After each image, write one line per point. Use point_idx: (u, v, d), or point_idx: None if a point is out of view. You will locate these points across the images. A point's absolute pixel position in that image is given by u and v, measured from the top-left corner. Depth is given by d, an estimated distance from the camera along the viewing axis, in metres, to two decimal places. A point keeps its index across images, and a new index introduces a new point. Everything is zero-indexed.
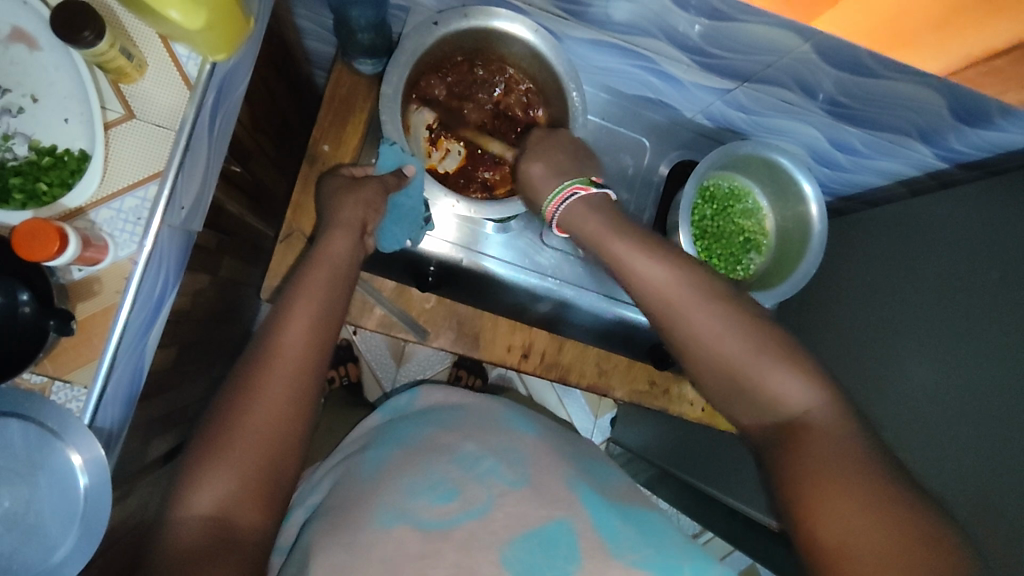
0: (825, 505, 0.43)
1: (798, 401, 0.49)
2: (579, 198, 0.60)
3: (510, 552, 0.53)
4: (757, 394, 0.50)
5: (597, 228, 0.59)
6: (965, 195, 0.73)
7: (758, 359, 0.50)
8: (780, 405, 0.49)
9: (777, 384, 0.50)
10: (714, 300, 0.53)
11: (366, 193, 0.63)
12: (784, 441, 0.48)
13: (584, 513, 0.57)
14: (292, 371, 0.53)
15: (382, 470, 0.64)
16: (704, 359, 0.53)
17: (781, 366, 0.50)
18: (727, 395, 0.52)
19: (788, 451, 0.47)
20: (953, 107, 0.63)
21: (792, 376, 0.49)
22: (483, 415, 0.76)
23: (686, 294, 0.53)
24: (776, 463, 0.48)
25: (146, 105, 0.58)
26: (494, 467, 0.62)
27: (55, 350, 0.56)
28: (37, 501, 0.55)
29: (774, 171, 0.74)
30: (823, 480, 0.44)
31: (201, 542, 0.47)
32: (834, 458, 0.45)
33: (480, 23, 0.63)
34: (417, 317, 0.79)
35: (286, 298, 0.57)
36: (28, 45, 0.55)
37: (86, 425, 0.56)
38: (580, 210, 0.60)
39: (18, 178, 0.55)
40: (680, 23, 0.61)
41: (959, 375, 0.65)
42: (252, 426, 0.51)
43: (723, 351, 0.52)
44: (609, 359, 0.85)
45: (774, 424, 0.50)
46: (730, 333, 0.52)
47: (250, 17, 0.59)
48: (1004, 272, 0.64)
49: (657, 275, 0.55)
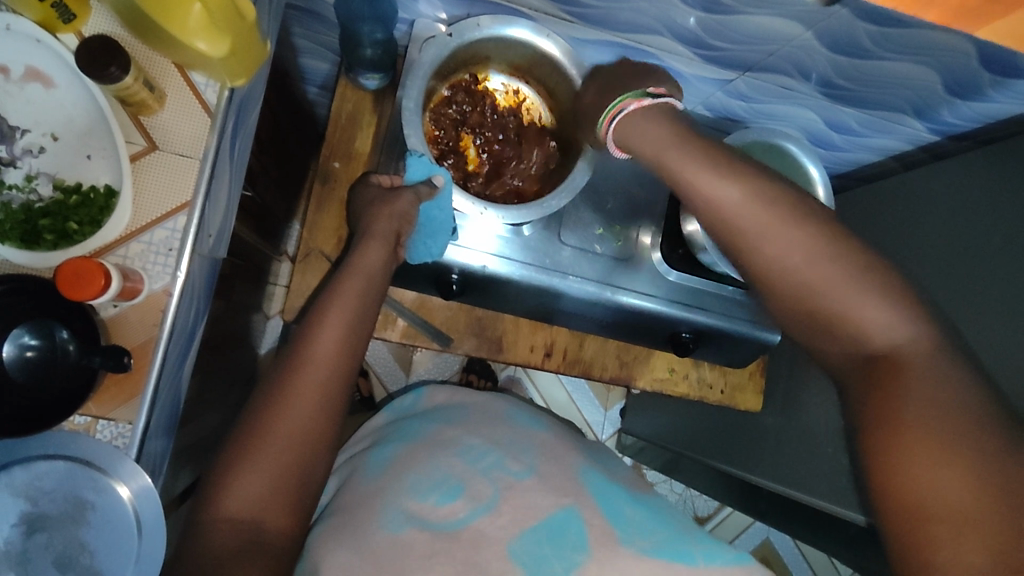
0: (921, 454, 0.41)
1: (895, 336, 0.46)
2: (635, 111, 0.58)
3: (519, 545, 0.54)
4: (845, 325, 0.48)
5: (660, 136, 0.55)
6: (961, 164, 0.75)
7: (851, 285, 0.47)
8: (872, 340, 0.47)
9: (867, 317, 0.47)
10: (795, 221, 0.49)
11: (399, 206, 0.64)
12: (872, 378, 0.46)
13: (589, 499, 0.59)
14: (325, 381, 0.54)
15: (388, 468, 0.65)
16: (790, 286, 0.49)
17: (878, 295, 0.47)
18: (815, 331, 0.50)
19: (886, 389, 0.45)
20: (948, 81, 0.66)
21: (891, 309, 0.47)
22: (487, 410, 0.77)
23: (761, 210, 0.50)
24: (862, 405, 0.47)
25: (167, 135, 0.58)
26: (499, 461, 0.63)
27: (100, 388, 0.56)
28: (90, 541, 0.54)
29: (780, 156, 0.77)
30: (925, 427, 0.42)
31: (230, 545, 0.48)
32: (945, 407, 0.42)
33: (494, 32, 0.64)
34: (440, 326, 0.85)
35: (313, 311, 0.57)
36: (42, 83, 0.55)
37: (132, 459, 0.55)
38: (647, 121, 0.57)
39: (47, 219, 0.54)
40: (680, 18, 0.62)
41: (965, 333, 0.68)
42: (295, 445, 0.52)
43: (811, 276, 0.48)
44: (629, 351, 0.92)
45: (861, 359, 0.48)
46: (819, 254, 0.48)
47: (265, 40, 0.59)
48: (1007, 235, 0.66)
49: (726, 197, 0.51)
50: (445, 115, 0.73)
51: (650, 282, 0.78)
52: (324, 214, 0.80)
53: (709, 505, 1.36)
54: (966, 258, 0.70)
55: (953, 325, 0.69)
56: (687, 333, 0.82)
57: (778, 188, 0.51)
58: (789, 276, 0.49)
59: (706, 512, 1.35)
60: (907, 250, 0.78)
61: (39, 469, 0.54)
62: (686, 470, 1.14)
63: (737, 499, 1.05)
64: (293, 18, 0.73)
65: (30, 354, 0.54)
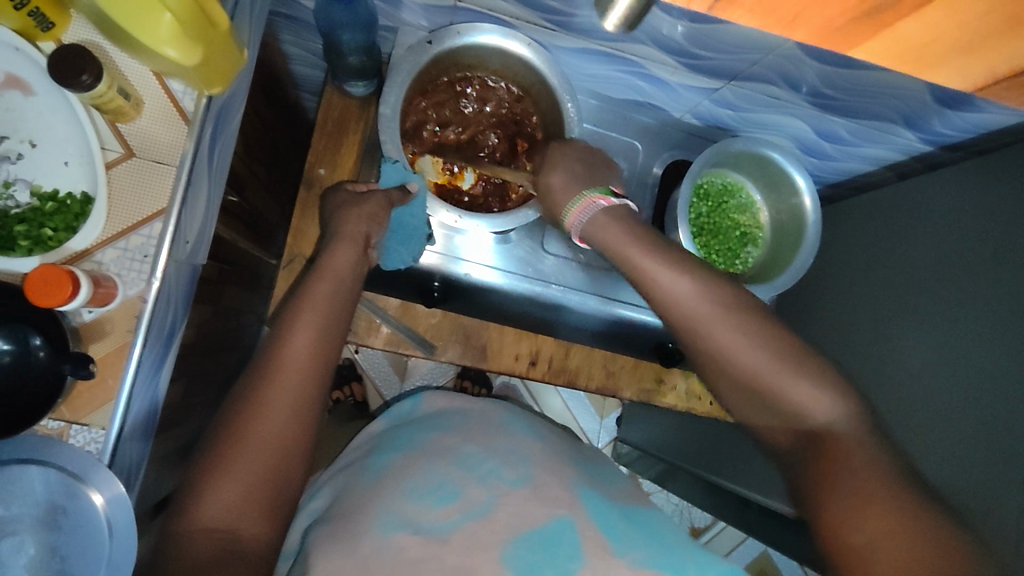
0: (851, 519, 0.43)
1: (824, 414, 0.48)
2: (604, 209, 0.59)
3: (511, 551, 0.54)
4: (779, 405, 0.50)
5: (620, 242, 0.58)
6: (953, 174, 0.74)
7: (785, 370, 0.49)
8: (807, 420, 0.49)
9: (800, 394, 0.49)
10: (738, 316, 0.52)
11: (368, 208, 0.64)
12: (810, 453, 0.48)
13: (584, 513, 0.58)
14: (294, 387, 0.54)
15: (384, 474, 0.65)
16: (731, 373, 0.52)
17: (804, 376, 0.49)
18: (752, 405, 0.52)
19: (819, 467, 0.47)
20: (935, 92, 0.65)
21: (823, 390, 0.48)
22: (483, 418, 0.76)
23: (706, 300, 0.52)
24: (807, 477, 0.47)
25: (145, 142, 0.58)
26: (496, 469, 0.62)
27: (73, 394, 0.56)
28: (61, 546, 0.55)
29: (766, 165, 0.75)
30: (856, 494, 0.44)
31: (206, 555, 0.47)
32: (871, 474, 0.44)
33: (473, 40, 0.64)
34: (424, 333, 0.84)
35: (284, 318, 0.57)
36: (22, 91, 0.55)
37: (105, 465, 0.55)
38: (603, 222, 0.59)
39: (22, 226, 0.54)
40: (664, 27, 0.62)
41: (953, 348, 0.66)
42: (263, 455, 0.52)
43: (743, 363, 0.51)
44: (617, 361, 0.90)
45: (800, 436, 0.49)
46: (749, 342, 0.51)
47: (243, 49, 0.60)
48: (996, 249, 0.64)
49: (681, 291, 0.53)
50: (430, 109, 0.71)
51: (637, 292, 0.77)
52: (309, 220, 0.80)
53: (705, 517, 1.34)
54: (957, 270, 0.68)
55: (941, 339, 0.67)
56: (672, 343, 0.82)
57: (732, 292, 0.54)
58: (731, 364, 0.51)
59: (701, 524, 1.33)
60: (898, 261, 0.77)
61: (12, 473, 0.54)
62: (680, 481, 1.13)
63: (728, 512, 1.03)
64: (280, 26, 0.73)
65: (3, 358, 0.54)
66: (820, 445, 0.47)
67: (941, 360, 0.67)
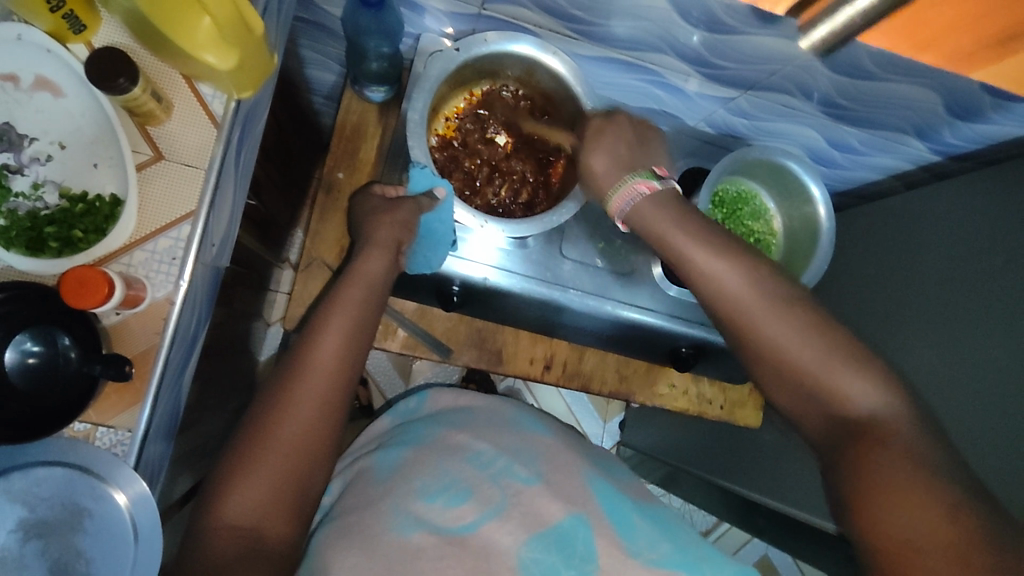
0: (884, 505, 0.45)
1: (869, 404, 0.50)
2: (646, 196, 0.58)
3: (528, 553, 0.54)
4: (825, 392, 0.51)
5: (665, 227, 0.58)
6: (963, 183, 0.76)
7: (835, 365, 0.51)
8: (851, 408, 0.50)
9: (845, 382, 0.51)
10: (783, 304, 0.54)
11: (402, 215, 0.65)
12: (851, 441, 0.49)
13: (597, 510, 0.59)
14: (322, 387, 0.54)
15: (395, 471, 0.65)
16: (779, 361, 0.53)
17: (856, 370, 0.51)
18: (794, 393, 0.53)
19: (859, 450, 0.48)
20: (949, 103, 0.67)
21: (871, 383, 0.50)
22: (492, 415, 0.77)
23: (755, 294, 0.54)
24: (842, 460, 0.49)
25: (173, 145, 0.58)
26: (508, 466, 0.63)
27: (102, 395, 0.56)
28: (87, 549, 0.54)
29: (780, 173, 0.77)
30: (893, 481, 0.45)
31: (230, 552, 0.48)
32: (910, 465, 0.45)
33: (500, 47, 0.65)
34: (440, 336, 0.85)
35: (315, 320, 0.57)
36: (51, 92, 0.55)
37: (130, 466, 0.55)
38: (649, 207, 0.58)
39: (53, 227, 0.54)
40: (683, 36, 0.63)
41: (964, 355, 0.67)
42: (291, 458, 0.52)
43: (791, 351, 0.53)
44: (629, 365, 0.92)
45: (840, 424, 0.51)
46: (805, 335, 0.52)
47: (272, 54, 0.60)
48: (1007, 257, 0.66)
49: (725, 278, 0.55)
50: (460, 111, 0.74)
51: (650, 296, 0.78)
52: (327, 224, 0.80)
53: (707, 520, 1.35)
54: (968, 277, 0.69)
55: (951, 345, 0.69)
56: (687, 349, 0.82)
57: (777, 280, 0.55)
58: (780, 355, 0.53)
59: (703, 527, 1.34)
60: (906, 268, 0.78)
61: (38, 475, 0.54)
62: (684, 485, 1.13)
63: (734, 515, 1.04)
64: (301, 30, 0.74)
65: (32, 360, 0.54)
66: (859, 433, 0.49)
67: (952, 366, 0.68)
